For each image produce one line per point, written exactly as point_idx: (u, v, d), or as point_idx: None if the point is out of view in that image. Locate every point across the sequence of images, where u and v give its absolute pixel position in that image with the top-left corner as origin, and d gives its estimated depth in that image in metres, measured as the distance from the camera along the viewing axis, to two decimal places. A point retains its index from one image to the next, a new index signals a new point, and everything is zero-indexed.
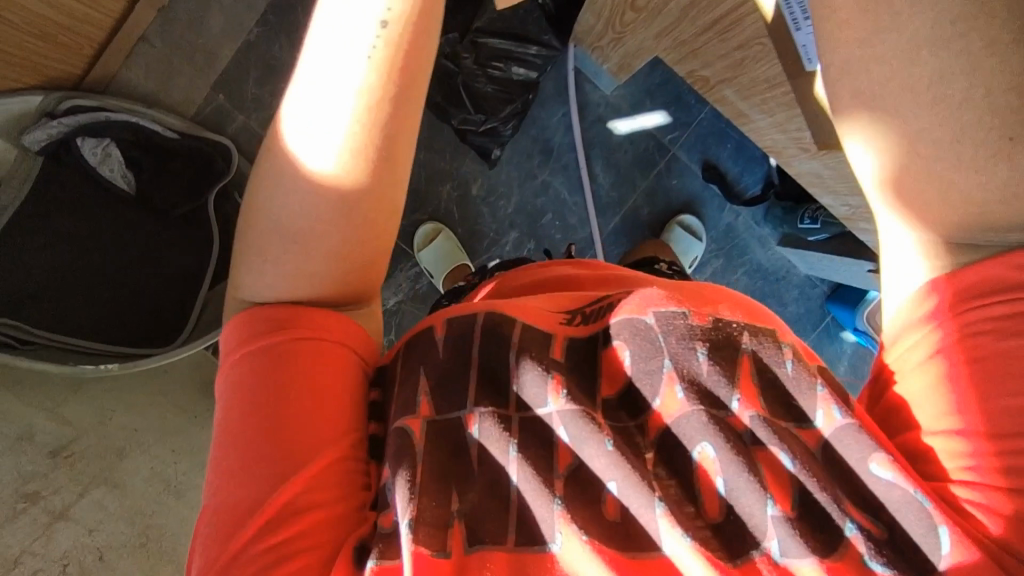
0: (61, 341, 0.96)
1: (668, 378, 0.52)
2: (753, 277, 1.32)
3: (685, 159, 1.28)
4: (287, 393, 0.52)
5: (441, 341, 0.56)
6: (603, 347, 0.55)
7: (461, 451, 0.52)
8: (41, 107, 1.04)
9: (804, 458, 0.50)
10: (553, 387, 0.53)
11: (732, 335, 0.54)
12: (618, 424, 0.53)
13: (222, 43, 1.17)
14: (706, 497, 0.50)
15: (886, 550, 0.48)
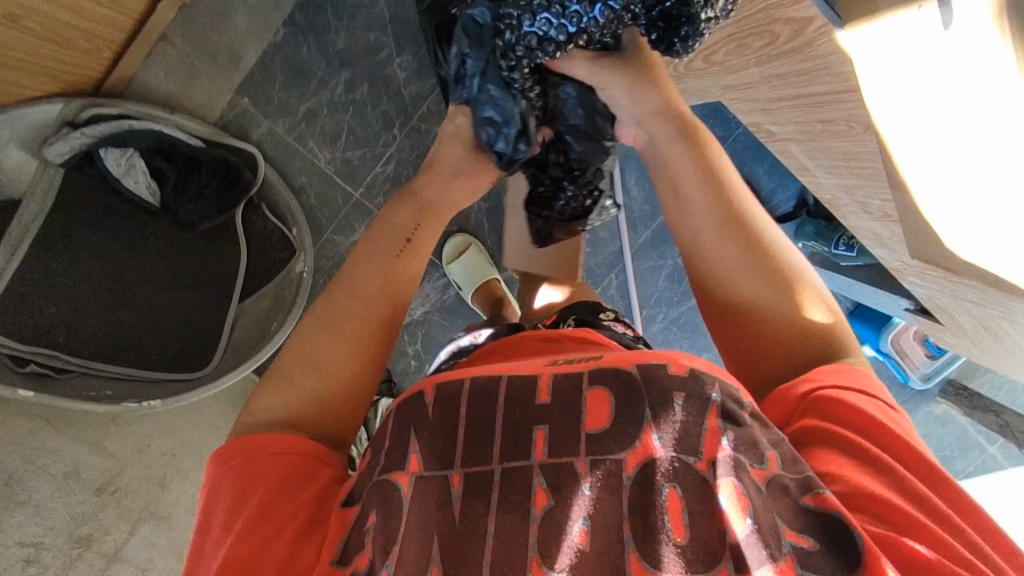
0: (100, 372, 0.94)
1: (642, 425, 0.50)
2: None
3: None
4: (254, 481, 0.54)
5: (430, 399, 0.55)
6: (587, 388, 0.52)
7: (446, 502, 0.50)
8: (62, 117, 1.00)
9: (767, 506, 0.47)
10: (539, 441, 0.51)
11: (691, 398, 0.51)
12: (602, 456, 0.49)
13: (247, 44, 1.10)
14: (673, 524, 0.46)
15: (831, 563, 0.45)
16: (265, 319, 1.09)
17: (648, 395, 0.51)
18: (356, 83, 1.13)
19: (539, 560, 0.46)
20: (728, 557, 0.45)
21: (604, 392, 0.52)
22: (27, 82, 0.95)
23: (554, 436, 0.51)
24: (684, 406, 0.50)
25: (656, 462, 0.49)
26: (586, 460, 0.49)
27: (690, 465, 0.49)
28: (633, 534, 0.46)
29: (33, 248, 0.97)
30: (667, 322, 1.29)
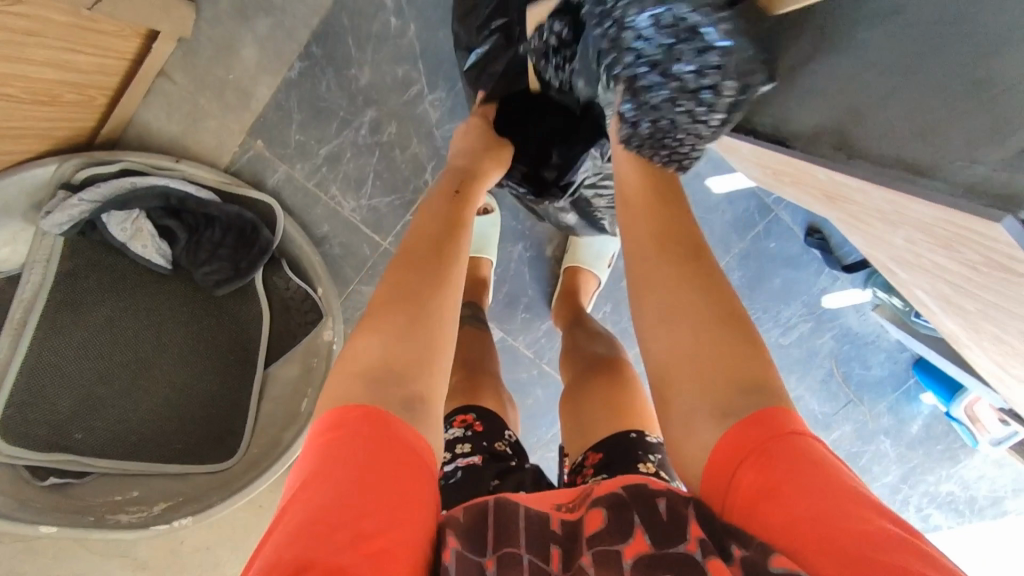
0: (123, 469, 0.90)
1: (631, 528, 0.41)
2: (839, 342, 1.19)
3: (788, 221, 1.12)
4: (342, 456, 0.41)
5: (461, 513, 0.43)
6: (588, 511, 0.44)
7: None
8: (55, 180, 0.87)
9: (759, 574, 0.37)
10: (556, 557, 0.41)
11: (677, 500, 0.43)
12: (603, 553, 0.40)
13: (257, 80, 0.95)
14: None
15: None
16: (292, 390, 0.99)
17: (636, 501, 0.43)
18: (382, 124, 0.99)
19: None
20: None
21: (601, 509, 0.43)
22: (13, 145, 0.82)
23: (566, 557, 0.41)
24: (668, 507, 0.42)
25: (657, 557, 0.39)
26: (591, 555, 0.40)
27: (679, 552, 0.39)
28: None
29: (38, 328, 0.87)
30: None
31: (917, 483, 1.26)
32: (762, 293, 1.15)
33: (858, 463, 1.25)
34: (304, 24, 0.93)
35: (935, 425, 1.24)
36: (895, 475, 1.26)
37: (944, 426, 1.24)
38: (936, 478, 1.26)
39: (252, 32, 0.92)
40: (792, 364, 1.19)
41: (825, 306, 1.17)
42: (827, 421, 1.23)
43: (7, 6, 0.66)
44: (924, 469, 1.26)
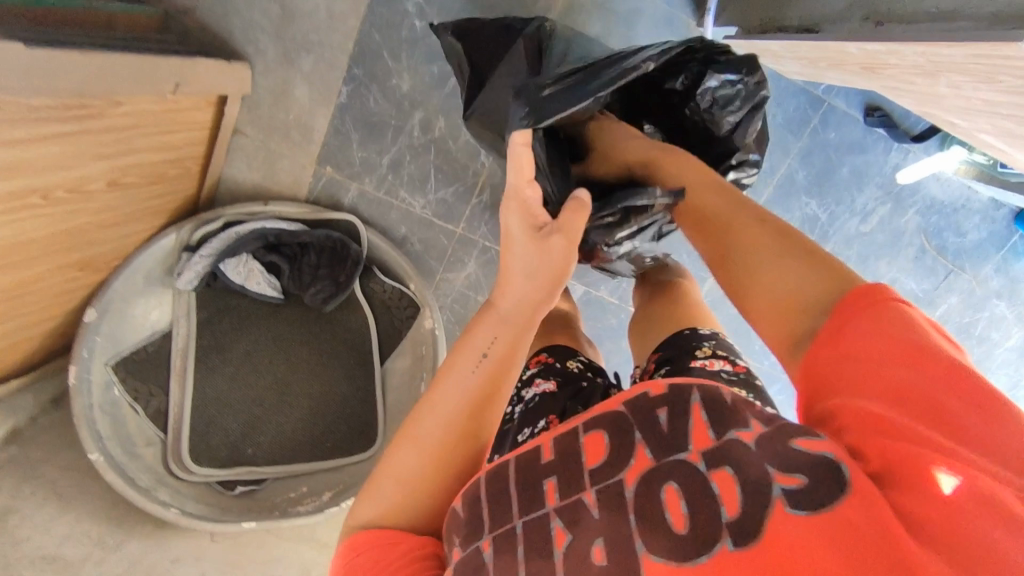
0: (287, 471, 1.04)
1: (632, 447, 0.45)
2: (925, 215, 1.16)
3: (844, 108, 1.10)
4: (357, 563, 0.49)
5: (460, 504, 0.49)
6: (585, 436, 0.48)
7: (483, 568, 0.45)
8: (179, 244, 1.00)
9: (751, 462, 0.40)
10: (550, 490, 0.46)
11: (674, 408, 0.46)
12: (604, 484, 0.44)
13: (314, 113, 1.05)
14: (673, 517, 0.41)
15: (827, 495, 0.37)
16: (410, 379, 1.09)
17: (639, 420, 0.46)
18: (431, 121, 1.06)
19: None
20: (725, 531, 0.39)
21: (600, 432, 0.47)
22: (138, 227, 0.97)
23: (564, 481, 0.46)
24: (669, 417, 0.45)
25: (656, 468, 0.43)
26: (594, 492, 0.44)
27: (680, 459, 0.43)
28: (635, 516, 0.42)
29: (196, 371, 1.03)
30: None
31: None
32: (831, 186, 1.14)
33: (976, 333, 1.22)
34: (342, 51, 1.01)
35: None
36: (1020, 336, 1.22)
37: None
38: None
39: (301, 74, 1.03)
40: (880, 250, 1.17)
41: (903, 183, 1.12)
42: (931, 299, 1.20)
43: (113, 110, 0.79)
44: None
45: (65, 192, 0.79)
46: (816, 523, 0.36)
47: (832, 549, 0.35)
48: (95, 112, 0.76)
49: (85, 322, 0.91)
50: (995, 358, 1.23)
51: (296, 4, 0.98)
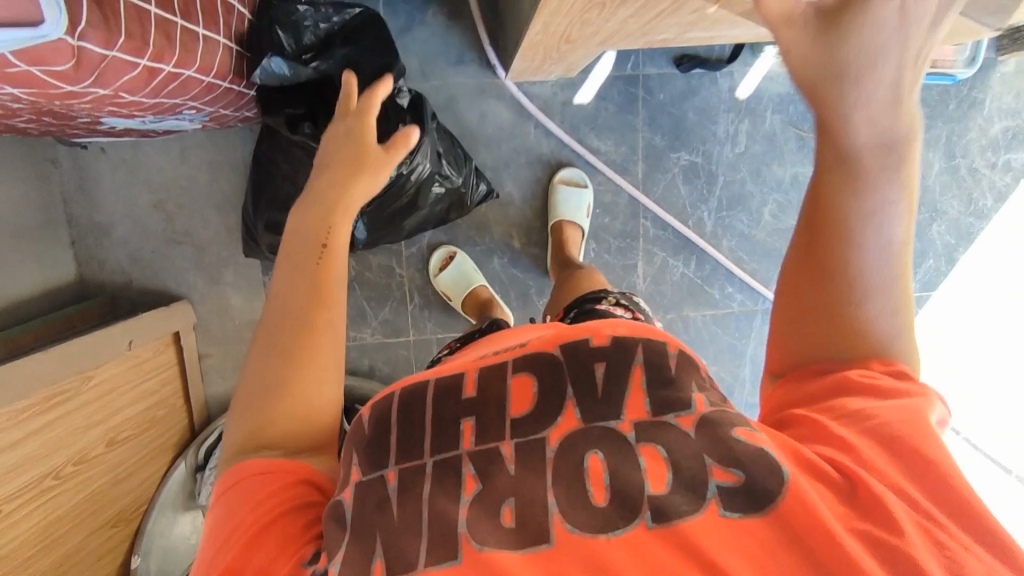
0: None
1: (564, 403, 0.47)
2: (784, 110, 1.23)
3: (657, 72, 1.19)
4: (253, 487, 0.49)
5: (368, 416, 0.54)
6: (512, 376, 0.50)
7: (386, 501, 0.47)
8: (189, 467, 1.12)
9: (688, 456, 0.44)
10: (467, 431, 0.48)
11: (615, 365, 0.49)
12: (524, 437, 0.46)
13: (253, 308, 1.20)
14: (594, 489, 0.43)
15: (752, 493, 0.41)
16: None
17: (573, 369, 0.49)
18: None
19: (468, 534, 0.43)
20: (645, 507, 0.42)
21: (528, 376, 0.49)
22: (153, 471, 1.09)
23: (482, 424, 0.48)
24: (604, 374, 0.48)
25: (583, 431, 0.46)
26: (511, 443, 0.46)
27: (609, 428, 0.46)
28: (552, 478, 0.44)
29: None
30: (716, 214, 1.25)
31: (958, 148, 1.26)
32: (688, 133, 1.22)
33: None
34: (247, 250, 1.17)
35: (927, 96, 1.24)
36: (939, 159, 1.27)
37: (937, 90, 1.24)
38: (970, 130, 1.26)
39: (228, 285, 1.18)
40: (764, 156, 1.23)
41: (745, 97, 1.21)
42: None
43: (86, 385, 0.94)
44: (953, 133, 1.26)
45: (73, 466, 0.92)
46: (747, 529, 0.40)
47: (752, 540, 0.40)
48: (73, 390, 0.92)
49: (134, 568, 1.04)
50: (930, 188, 1.28)
51: (199, 236, 1.15)
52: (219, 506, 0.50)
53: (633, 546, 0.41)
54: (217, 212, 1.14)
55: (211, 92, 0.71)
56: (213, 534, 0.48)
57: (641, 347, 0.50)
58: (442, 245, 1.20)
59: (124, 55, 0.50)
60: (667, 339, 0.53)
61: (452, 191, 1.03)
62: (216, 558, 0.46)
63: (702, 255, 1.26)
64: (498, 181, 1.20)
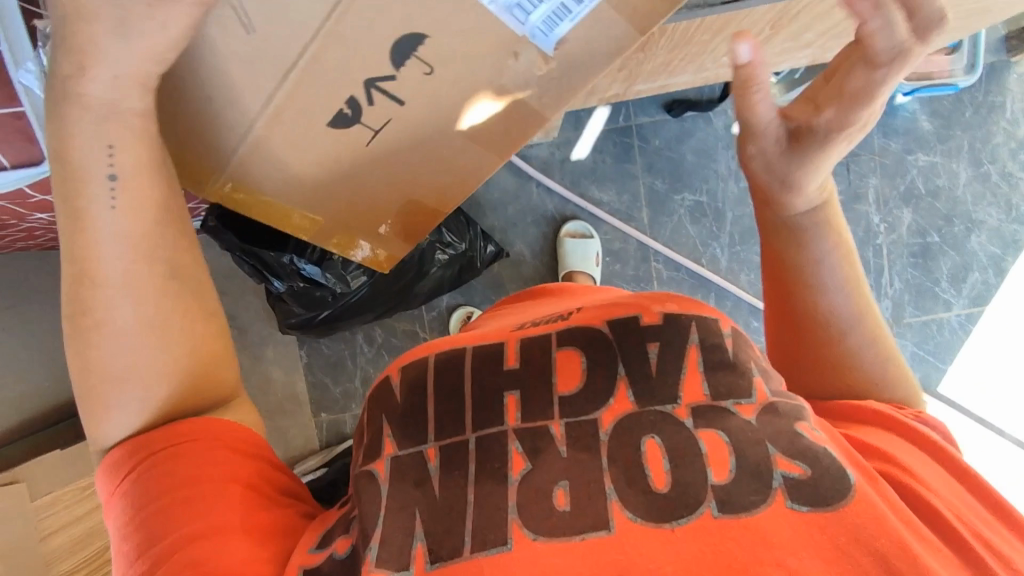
0: None
1: (616, 382, 0.46)
2: None
3: (649, 120, 1.24)
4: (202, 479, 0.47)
5: (400, 387, 0.52)
6: (557, 350, 0.49)
7: (426, 479, 0.46)
8: None
9: (751, 442, 0.42)
10: (511, 405, 0.47)
11: (666, 346, 0.47)
12: (576, 418, 0.45)
13: (292, 382, 1.26)
14: (653, 474, 0.42)
15: (817, 492, 0.40)
16: None
17: (627, 348, 0.48)
18: (372, 333, 1.26)
19: (519, 521, 0.42)
20: (710, 495, 0.40)
21: (577, 354, 0.48)
22: None
23: (527, 399, 0.47)
24: (657, 356, 0.47)
25: (639, 414, 0.44)
26: (561, 422, 0.45)
27: (666, 411, 0.44)
28: (609, 457, 0.43)
29: None
30: (729, 248, 1.25)
31: (984, 154, 1.23)
32: (688, 176, 1.25)
33: (924, 191, 1.23)
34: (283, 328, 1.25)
35: (937, 107, 1.23)
36: (966, 168, 1.23)
37: (947, 100, 1.23)
38: (994, 135, 1.23)
39: (268, 361, 1.26)
40: None
41: None
42: (855, 194, 1.23)
43: None
44: (975, 140, 1.23)
45: None
46: (814, 522, 0.39)
47: (828, 543, 0.38)
48: None
49: None
50: (961, 199, 1.23)
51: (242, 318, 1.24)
52: (184, 468, 0.47)
53: (698, 539, 0.39)
54: (255, 295, 1.24)
55: None
56: (185, 502, 0.46)
57: (694, 328, 0.48)
58: (460, 306, 1.25)
59: None
60: (718, 315, 0.50)
61: (460, 256, 1.08)
62: (203, 533, 0.45)
63: (721, 292, 1.24)
64: (508, 241, 1.25)
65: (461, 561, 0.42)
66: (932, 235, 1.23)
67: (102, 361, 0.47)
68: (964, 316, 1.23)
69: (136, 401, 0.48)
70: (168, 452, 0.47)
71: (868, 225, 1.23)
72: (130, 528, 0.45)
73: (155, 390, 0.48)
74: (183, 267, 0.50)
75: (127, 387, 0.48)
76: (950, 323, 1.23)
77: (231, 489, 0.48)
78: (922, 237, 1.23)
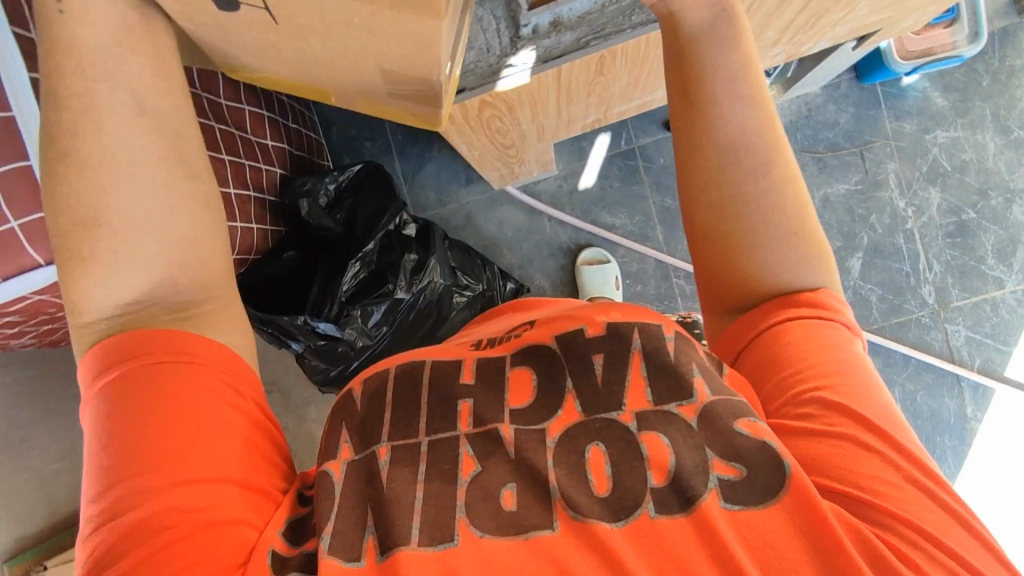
0: None
1: (563, 395, 0.48)
2: (793, 138, 1.21)
3: (651, 140, 1.25)
4: (188, 413, 0.43)
5: (360, 394, 0.53)
6: (511, 369, 0.51)
7: (376, 475, 0.47)
8: None
9: (689, 447, 0.44)
10: (464, 412, 0.49)
11: (612, 355, 0.49)
12: (525, 426, 0.47)
13: None
14: (595, 479, 0.44)
15: (751, 486, 0.41)
16: None
17: (573, 363, 0.49)
18: None
19: (466, 519, 0.43)
20: (648, 497, 0.42)
21: (528, 368, 0.50)
22: None
23: (480, 407, 0.49)
24: (603, 365, 0.48)
25: (584, 423, 0.46)
26: (511, 427, 0.47)
27: (611, 420, 0.46)
28: (553, 462, 0.45)
29: None
30: None
31: (1012, 120, 1.18)
32: None
33: (950, 168, 1.18)
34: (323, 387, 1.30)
35: (951, 81, 1.19)
36: (993, 137, 1.18)
37: (961, 72, 1.18)
38: (1019, 99, 1.18)
39: (313, 421, 1.30)
40: None
41: None
42: (875, 182, 1.19)
43: None
44: (999, 107, 1.18)
45: None
46: (743, 521, 0.40)
47: (754, 541, 0.40)
48: None
49: None
50: (994, 170, 1.17)
51: (284, 382, 1.30)
52: (186, 402, 0.43)
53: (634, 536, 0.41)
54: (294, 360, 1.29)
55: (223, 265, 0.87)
56: (178, 440, 0.42)
57: (638, 334, 0.49)
58: None
59: None
60: (662, 322, 0.52)
61: (479, 296, 1.10)
62: (178, 475, 0.41)
63: None
64: (528, 277, 1.26)
65: (404, 550, 0.42)
66: (967, 211, 1.17)
67: (92, 195, 0.41)
68: (1020, 292, 1.16)
69: (121, 265, 0.43)
70: (174, 368, 0.43)
71: (894, 211, 1.18)
72: (104, 449, 0.41)
73: (131, 243, 0.43)
74: (155, 103, 0.43)
75: (100, 236, 0.42)
76: (1005, 301, 1.16)
77: (231, 434, 0.44)
78: (956, 215, 1.17)
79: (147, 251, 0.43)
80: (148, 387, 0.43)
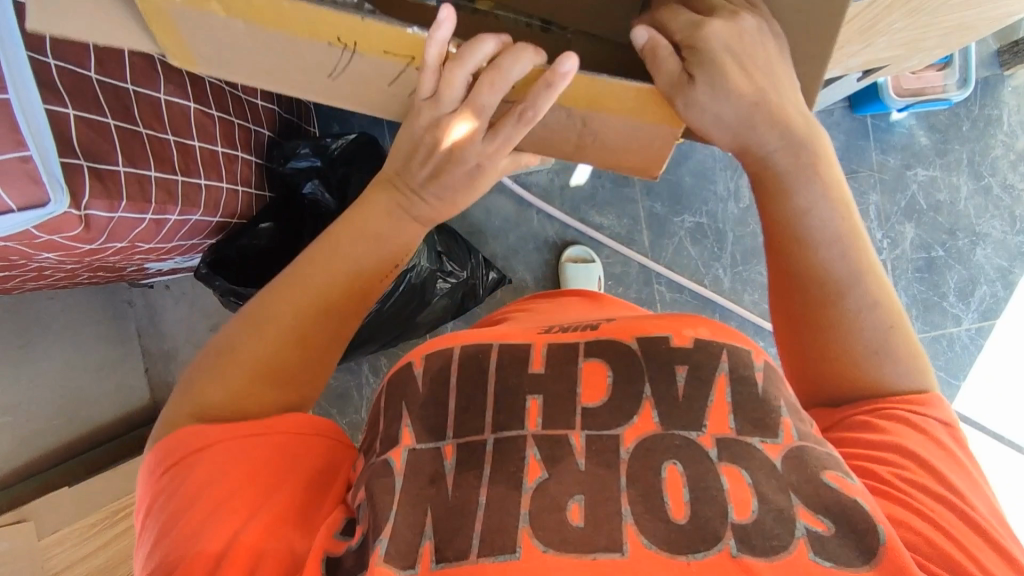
0: None
1: (643, 404, 0.49)
2: None
3: None
4: (225, 474, 0.48)
5: (422, 372, 0.55)
6: (585, 361, 0.53)
7: (439, 477, 0.48)
8: None
9: (774, 488, 0.45)
10: (533, 410, 0.50)
11: (695, 368, 0.51)
12: (597, 432, 0.48)
13: None
14: (672, 504, 0.44)
15: (836, 544, 0.42)
16: None
17: (655, 370, 0.51)
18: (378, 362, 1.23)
19: (530, 531, 0.44)
20: (730, 534, 0.43)
21: (605, 366, 0.52)
22: None
23: (547, 405, 0.50)
24: (686, 377, 0.50)
25: (661, 436, 0.47)
26: (582, 436, 0.48)
27: (692, 439, 0.47)
28: (627, 478, 0.45)
29: None
30: (732, 269, 1.25)
31: (984, 166, 1.23)
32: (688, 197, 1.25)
33: (925, 206, 1.23)
34: None
35: (934, 121, 1.23)
36: (966, 182, 1.23)
37: (944, 115, 1.23)
38: (993, 147, 1.23)
39: None
40: None
41: None
42: None
43: None
44: (974, 153, 1.23)
45: None
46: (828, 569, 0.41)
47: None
48: None
49: None
50: (964, 213, 1.23)
51: None
52: (182, 473, 0.48)
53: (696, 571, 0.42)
54: None
55: (203, 230, 0.80)
56: (183, 502, 0.47)
57: (725, 357, 0.52)
58: None
59: (128, 214, 0.63)
60: (751, 345, 0.54)
61: (461, 283, 1.07)
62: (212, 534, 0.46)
63: (724, 312, 1.25)
64: (511, 268, 1.25)
65: (466, 563, 0.43)
66: (936, 249, 1.22)
67: (294, 324, 0.53)
68: (974, 330, 1.22)
69: (280, 365, 0.53)
70: (223, 447, 0.49)
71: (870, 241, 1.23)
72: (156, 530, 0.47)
73: (300, 348, 0.54)
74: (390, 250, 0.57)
75: (286, 327, 0.53)
76: (959, 337, 1.22)
77: (266, 489, 0.49)
78: (926, 251, 1.22)
79: (297, 364, 0.54)
80: (180, 478, 0.48)
